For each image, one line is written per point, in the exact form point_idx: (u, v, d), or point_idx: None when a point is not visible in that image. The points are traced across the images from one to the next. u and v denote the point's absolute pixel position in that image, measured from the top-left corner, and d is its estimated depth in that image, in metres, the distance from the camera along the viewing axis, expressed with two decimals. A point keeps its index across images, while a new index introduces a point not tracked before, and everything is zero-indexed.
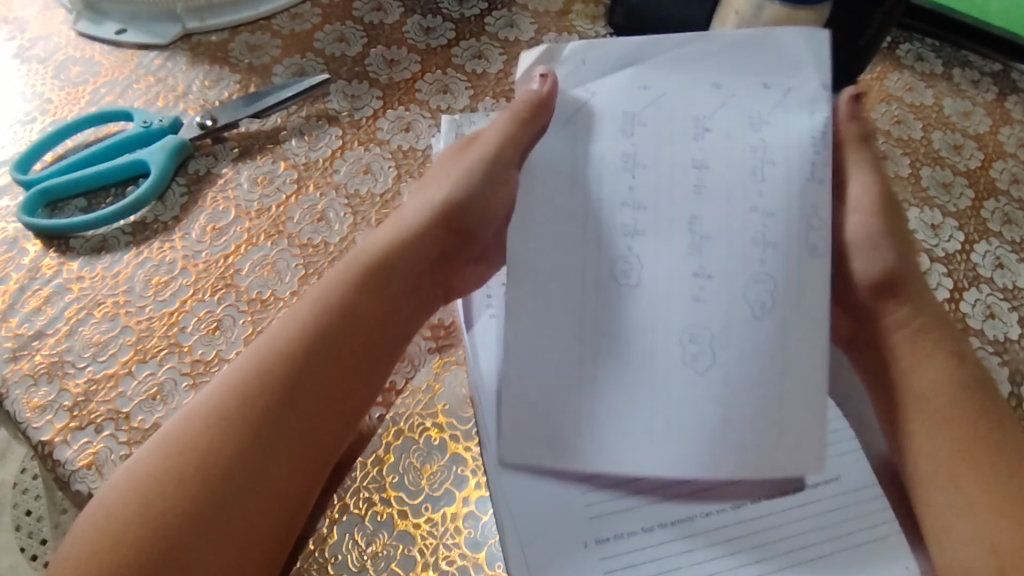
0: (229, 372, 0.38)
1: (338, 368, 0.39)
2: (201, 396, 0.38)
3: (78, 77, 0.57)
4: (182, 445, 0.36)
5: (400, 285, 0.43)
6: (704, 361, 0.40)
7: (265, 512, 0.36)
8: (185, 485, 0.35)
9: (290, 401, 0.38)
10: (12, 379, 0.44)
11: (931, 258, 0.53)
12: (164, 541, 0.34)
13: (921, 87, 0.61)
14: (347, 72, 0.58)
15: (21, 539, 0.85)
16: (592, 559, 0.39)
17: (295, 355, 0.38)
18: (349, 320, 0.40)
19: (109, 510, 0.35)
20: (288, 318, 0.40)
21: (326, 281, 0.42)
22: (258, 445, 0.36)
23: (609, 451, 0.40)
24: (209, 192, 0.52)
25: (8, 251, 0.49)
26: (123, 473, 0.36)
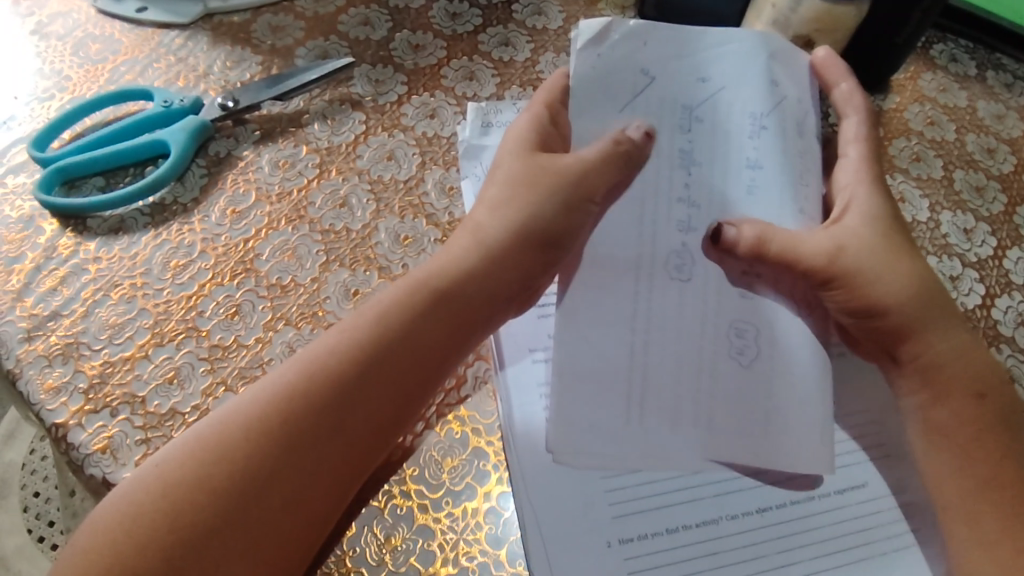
0: (280, 379, 0.36)
1: (388, 393, 0.37)
2: (247, 400, 0.36)
3: (97, 55, 0.56)
4: (215, 450, 0.34)
5: (458, 312, 0.40)
6: (750, 353, 0.41)
7: (290, 536, 0.34)
8: (220, 495, 0.33)
9: (337, 423, 0.36)
10: (26, 360, 0.43)
11: (963, 262, 0.52)
12: (184, 549, 0.32)
13: (955, 88, 0.60)
14: (371, 56, 0.57)
15: (28, 520, 0.84)
16: (615, 559, 0.38)
17: (343, 376, 0.36)
18: (404, 344, 0.38)
19: (137, 508, 0.33)
20: (343, 330, 0.38)
21: (390, 294, 0.39)
22: (297, 464, 0.35)
23: (648, 448, 0.39)
24: (230, 174, 0.51)
25: (24, 229, 0.49)
26: (152, 467, 0.34)
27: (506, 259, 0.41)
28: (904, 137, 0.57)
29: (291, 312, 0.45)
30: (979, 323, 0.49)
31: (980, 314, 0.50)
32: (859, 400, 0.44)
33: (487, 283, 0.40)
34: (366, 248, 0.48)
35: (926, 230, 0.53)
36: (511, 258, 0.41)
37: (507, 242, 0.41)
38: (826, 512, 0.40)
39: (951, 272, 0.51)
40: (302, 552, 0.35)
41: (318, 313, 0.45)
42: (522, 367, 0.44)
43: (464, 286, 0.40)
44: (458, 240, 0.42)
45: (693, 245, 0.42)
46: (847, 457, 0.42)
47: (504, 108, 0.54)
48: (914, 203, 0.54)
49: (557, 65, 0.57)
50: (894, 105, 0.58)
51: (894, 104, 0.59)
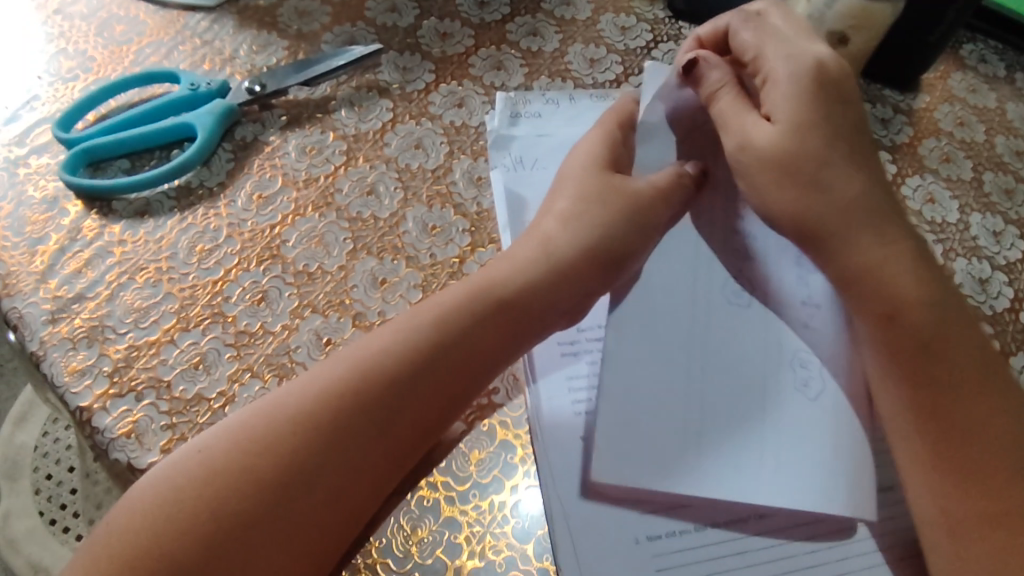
0: (331, 374, 0.36)
1: (436, 397, 0.37)
2: (294, 393, 0.36)
3: (122, 36, 0.56)
4: (259, 441, 0.34)
5: (513, 319, 0.39)
6: (814, 387, 0.41)
7: (325, 533, 0.34)
8: (263, 487, 0.33)
9: (384, 424, 0.35)
10: (51, 342, 0.43)
11: (992, 265, 0.51)
12: (223, 539, 0.32)
13: (984, 89, 0.59)
14: (399, 43, 0.56)
15: (40, 503, 0.83)
16: (642, 555, 0.38)
17: (394, 378, 0.36)
18: (457, 349, 0.37)
19: (178, 493, 0.33)
20: (395, 328, 0.38)
21: (445, 295, 0.39)
22: (340, 463, 0.34)
23: (705, 476, 0.39)
24: (256, 159, 0.50)
25: (48, 210, 0.48)
26: (195, 453, 0.34)
27: (568, 269, 0.40)
28: (934, 137, 0.57)
29: (318, 300, 0.45)
30: (1008, 327, 0.49)
31: (1009, 318, 0.49)
32: None
33: (546, 290, 0.40)
34: (393, 237, 0.48)
35: (955, 232, 0.52)
36: (567, 271, 0.40)
37: (574, 255, 0.40)
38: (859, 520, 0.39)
39: (980, 275, 0.50)
40: (334, 548, 0.35)
41: (345, 301, 0.45)
42: (548, 358, 0.43)
43: (523, 293, 0.39)
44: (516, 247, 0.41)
45: (748, 278, 0.43)
46: None
47: (533, 99, 0.54)
48: (944, 205, 0.53)
49: (586, 56, 0.57)
50: (924, 104, 0.58)
51: (925, 103, 0.58)
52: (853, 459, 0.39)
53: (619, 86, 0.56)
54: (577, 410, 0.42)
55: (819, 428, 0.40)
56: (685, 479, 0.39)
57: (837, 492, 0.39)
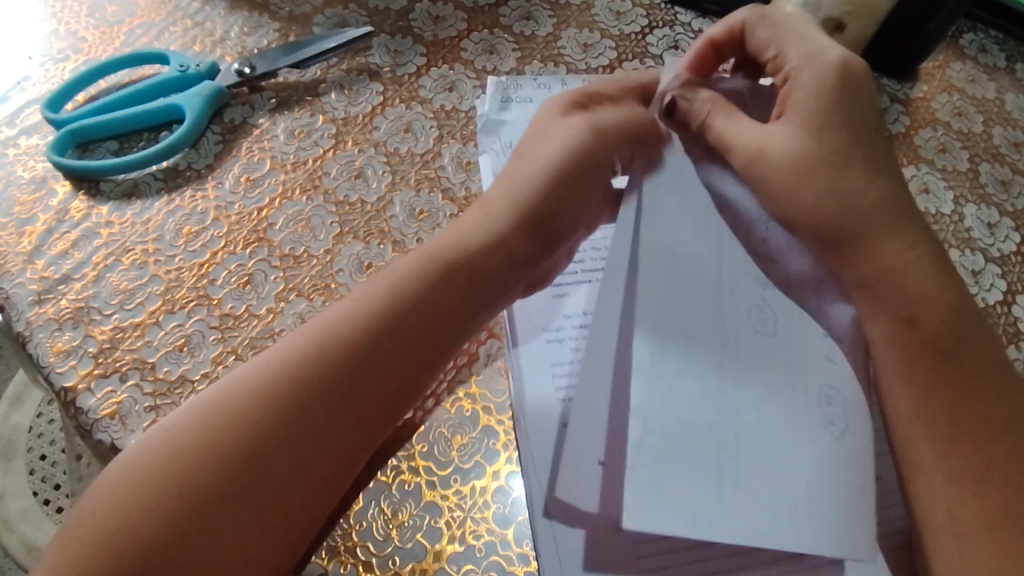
0: (293, 347, 0.36)
1: (398, 363, 0.36)
2: (257, 369, 0.36)
3: (114, 17, 0.56)
4: (223, 416, 0.34)
5: (470, 283, 0.39)
6: None
7: (294, 507, 0.34)
8: (227, 460, 0.33)
9: (346, 392, 0.35)
10: (36, 324, 0.43)
11: (985, 257, 0.51)
12: (188, 514, 0.32)
13: (983, 80, 0.59)
14: (390, 26, 0.56)
15: (35, 482, 0.84)
16: (621, 543, 0.38)
17: (354, 346, 0.36)
18: (416, 315, 0.37)
19: (144, 473, 0.33)
20: (356, 300, 0.38)
21: (405, 266, 0.39)
22: (304, 432, 0.34)
23: None
24: (245, 141, 0.50)
25: (36, 190, 0.48)
26: (160, 432, 0.34)
27: (519, 233, 0.41)
28: (931, 127, 0.56)
29: (304, 284, 0.45)
30: (998, 319, 0.48)
31: (1000, 310, 0.49)
32: None
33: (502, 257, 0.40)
34: (381, 221, 0.47)
35: (949, 223, 0.52)
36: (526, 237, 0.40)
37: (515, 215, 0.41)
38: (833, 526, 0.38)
39: (973, 267, 0.50)
40: (308, 522, 0.35)
41: (330, 285, 0.45)
42: (532, 345, 0.43)
43: (478, 258, 0.39)
44: (475, 218, 0.41)
45: (773, 301, 0.37)
46: None
47: (524, 83, 0.53)
48: (939, 195, 0.53)
49: (580, 41, 0.56)
50: (921, 94, 0.57)
51: (922, 93, 0.57)
52: None
53: (613, 72, 0.55)
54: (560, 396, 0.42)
55: None
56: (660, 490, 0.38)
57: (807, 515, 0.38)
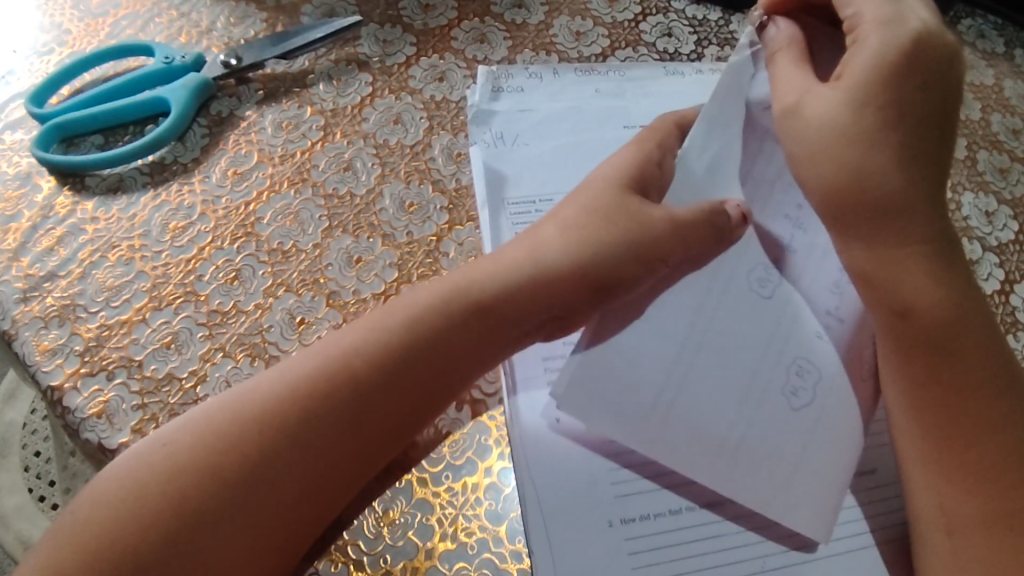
0: (304, 370, 0.35)
1: (409, 399, 0.36)
2: (263, 389, 0.35)
3: (98, 8, 0.55)
4: (226, 436, 0.33)
5: (494, 323, 0.38)
6: None
7: (289, 532, 0.34)
8: (227, 483, 0.32)
9: (353, 423, 0.35)
10: (22, 322, 0.43)
11: (983, 246, 0.50)
12: (184, 534, 0.31)
13: (982, 65, 0.58)
14: (379, 15, 0.55)
15: (29, 479, 0.84)
16: (616, 539, 0.37)
17: (366, 377, 0.35)
18: (432, 351, 0.37)
19: (140, 487, 0.32)
20: (370, 325, 0.37)
21: (423, 291, 0.38)
22: (308, 460, 0.34)
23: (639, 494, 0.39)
24: (232, 134, 0.50)
25: (21, 186, 0.47)
26: (159, 447, 0.34)
27: (566, 286, 0.38)
28: None
29: (292, 279, 0.44)
30: (997, 309, 0.47)
31: (998, 300, 0.48)
32: None
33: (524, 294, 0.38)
34: (370, 215, 0.47)
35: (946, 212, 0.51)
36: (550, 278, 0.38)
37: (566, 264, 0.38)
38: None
39: (971, 255, 0.49)
40: (303, 542, 0.34)
41: (319, 280, 0.44)
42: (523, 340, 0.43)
43: (507, 296, 0.38)
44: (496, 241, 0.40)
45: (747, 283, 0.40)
46: None
47: (516, 73, 0.52)
48: None
49: (572, 29, 0.55)
50: None
51: None
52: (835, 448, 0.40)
53: (605, 60, 0.54)
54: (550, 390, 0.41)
55: None
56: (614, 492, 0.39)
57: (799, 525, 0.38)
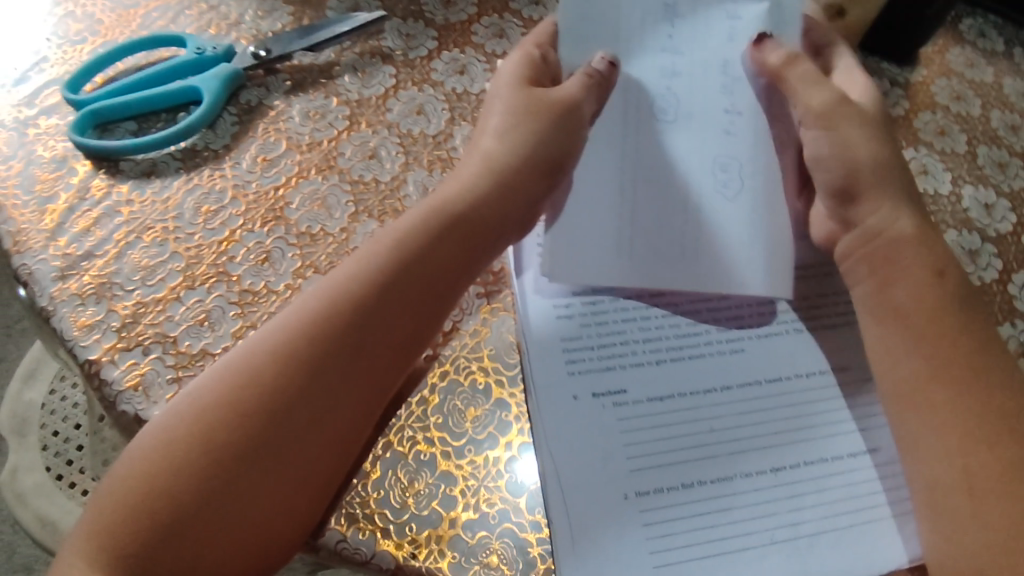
0: (308, 303, 0.38)
1: (404, 314, 0.39)
2: (273, 326, 0.38)
3: (129, 0, 0.57)
4: (243, 374, 0.36)
5: (465, 233, 0.42)
6: (786, 402, 0.43)
7: (314, 463, 0.35)
8: (248, 417, 0.35)
9: (357, 345, 0.37)
10: (60, 298, 0.44)
11: (982, 237, 0.52)
12: (215, 474, 0.34)
13: (983, 64, 0.60)
14: (402, 10, 0.57)
15: (47, 457, 0.85)
16: (632, 512, 0.40)
17: (364, 300, 0.38)
18: (419, 269, 0.40)
19: (169, 435, 0.35)
20: (363, 256, 0.40)
21: (405, 221, 0.41)
22: (320, 386, 0.36)
23: (662, 469, 0.41)
24: (260, 123, 0.51)
25: (58, 169, 0.49)
26: (186, 397, 0.36)
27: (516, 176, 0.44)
28: (930, 110, 0.57)
29: (320, 261, 0.46)
30: (995, 298, 0.50)
31: (996, 288, 0.50)
32: None
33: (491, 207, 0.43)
34: (394, 201, 0.49)
35: (947, 204, 0.53)
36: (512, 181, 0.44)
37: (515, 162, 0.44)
38: (817, 493, 0.41)
39: (971, 246, 0.51)
40: (331, 478, 0.36)
41: None
42: (543, 320, 0.45)
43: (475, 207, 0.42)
44: (462, 172, 0.44)
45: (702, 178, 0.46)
46: (858, 422, 0.43)
47: None
48: (937, 177, 0.54)
49: None
50: (921, 78, 0.58)
51: (922, 77, 0.59)
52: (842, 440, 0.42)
53: None
54: (569, 370, 0.43)
55: (788, 435, 0.42)
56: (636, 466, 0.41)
57: (805, 509, 0.40)
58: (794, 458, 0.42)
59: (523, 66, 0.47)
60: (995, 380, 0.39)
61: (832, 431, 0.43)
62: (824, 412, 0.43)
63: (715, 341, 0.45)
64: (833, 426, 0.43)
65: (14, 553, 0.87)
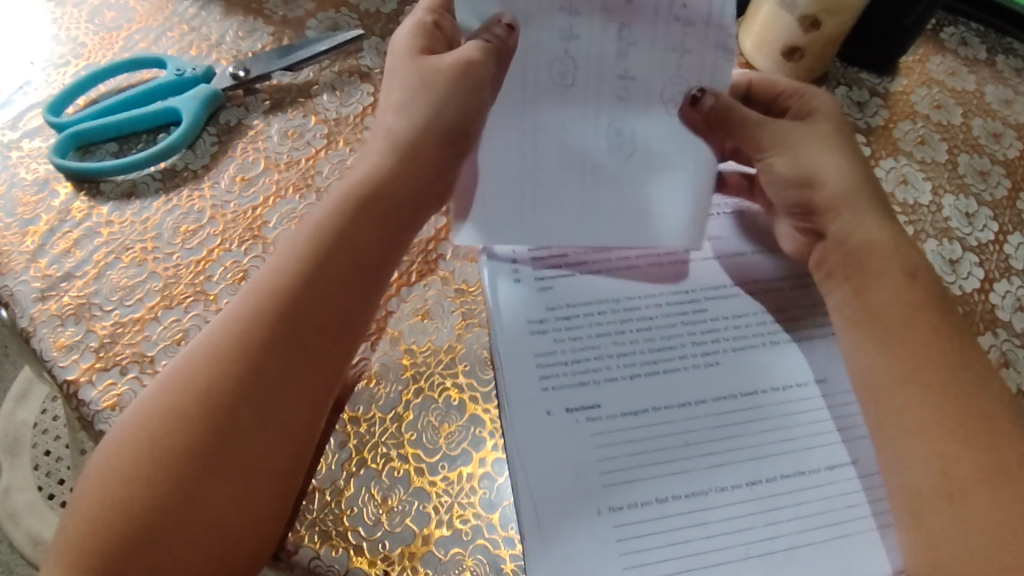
0: (237, 306, 0.39)
1: (333, 300, 0.40)
2: (207, 333, 0.39)
3: (112, 23, 0.57)
4: (184, 381, 0.37)
5: (387, 215, 0.42)
6: (756, 413, 0.43)
7: (265, 460, 0.36)
8: (190, 421, 0.36)
9: (286, 332, 0.38)
10: (39, 319, 0.45)
11: (963, 247, 0.52)
12: (170, 482, 0.34)
13: (964, 72, 0.60)
14: (381, 28, 0.57)
15: (39, 477, 0.86)
16: (604, 527, 0.39)
17: (289, 290, 0.39)
18: (347, 258, 0.41)
19: (119, 450, 0.36)
20: (285, 250, 0.41)
21: (320, 211, 0.42)
22: (259, 380, 0.37)
23: (633, 482, 0.41)
24: (239, 142, 0.52)
25: (39, 191, 0.50)
26: (134, 412, 0.37)
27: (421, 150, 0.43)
28: (910, 120, 0.57)
29: None
30: (976, 307, 0.49)
31: (977, 298, 0.50)
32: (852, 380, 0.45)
33: (404, 181, 0.43)
34: None
35: (927, 214, 0.53)
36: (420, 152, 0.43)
37: (417, 138, 0.43)
38: (793, 506, 0.41)
39: (952, 255, 0.51)
40: (292, 480, 0.37)
41: None
42: (516, 335, 0.45)
43: (386, 184, 0.43)
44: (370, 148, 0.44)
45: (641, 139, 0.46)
46: (836, 436, 0.43)
47: None
48: (917, 186, 0.54)
49: None
50: (901, 87, 0.59)
51: (902, 86, 0.59)
52: (822, 456, 0.42)
53: None
54: (542, 385, 0.43)
55: (759, 447, 0.42)
56: (608, 480, 0.41)
57: (781, 522, 0.40)
58: (769, 472, 0.41)
59: (414, 38, 0.45)
60: (971, 390, 0.39)
61: (808, 444, 0.42)
62: (800, 425, 0.43)
63: (691, 354, 0.45)
64: (809, 439, 0.43)
65: (9, 572, 0.87)
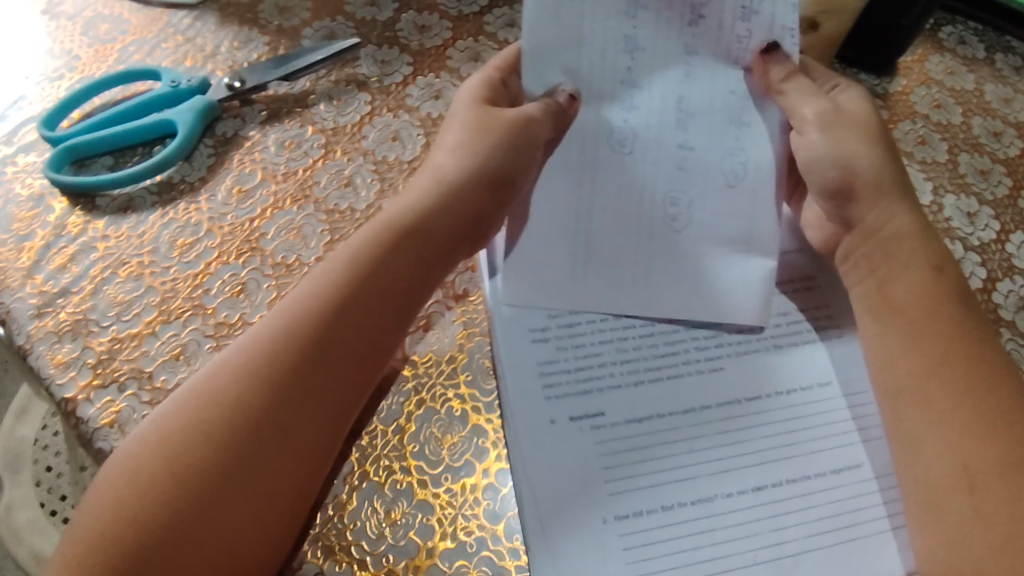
0: (267, 323, 0.39)
1: (365, 325, 0.39)
2: (235, 349, 0.38)
3: (106, 35, 0.57)
4: (208, 397, 0.36)
5: (422, 246, 0.42)
6: (765, 419, 0.43)
7: (282, 480, 0.36)
8: (211, 438, 0.35)
9: (317, 355, 0.38)
10: (36, 336, 0.44)
11: (965, 246, 0.51)
12: (181, 497, 0.34)
13: (963, 71, 0.60)
14: (377, 37, 0.57)
15: (40, 494, 0.85)
16: (611, 535, 0.39)
17: (326, 312, 0.39)
18: (377, 284, 0.40)
19: (134, 463, 0.35)
20: (320, 271, 0.40)
21: (358, 238, 0.42)
22: (288, 403, 0.37)
23: (641, 490, 0.40)
24: (235, 154, 0.51)
25: (34, 207, 0.49)
26: (149, 423, 0.36)
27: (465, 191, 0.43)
28: (910, 120, 0.57)
29: None
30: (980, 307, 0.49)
31: (981, 298, 0.49)
32: (858, 383, 0.44)
33: (435, 214, 0.43)
34: None
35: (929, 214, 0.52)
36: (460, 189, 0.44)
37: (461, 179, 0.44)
38: (802, 512, 0.40)
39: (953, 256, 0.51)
40: (303, 499, 0.37)
41: None
42: (518, 344, 0.44)
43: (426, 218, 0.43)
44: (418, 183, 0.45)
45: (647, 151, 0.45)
46: (844, 440, 0.42)
47: None
48: (918, 186, 0.54)
49: None
50: (900, 87, 0.58)
51: (901, 86, 0.58)
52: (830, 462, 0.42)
53: None
54: (545, 393, 0.43)
55: (766, 452, 0.42)
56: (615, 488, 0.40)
57: (790, 527, 0.40)
58: (777, 477, 0.41)
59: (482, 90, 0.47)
60: (979, 392, 0.39)
61: (815, 448, 0.42)
62: (809, 431, 0.42)
63: (697, 360, 0.44)
64: (816, 444, 0.42)
65: None
